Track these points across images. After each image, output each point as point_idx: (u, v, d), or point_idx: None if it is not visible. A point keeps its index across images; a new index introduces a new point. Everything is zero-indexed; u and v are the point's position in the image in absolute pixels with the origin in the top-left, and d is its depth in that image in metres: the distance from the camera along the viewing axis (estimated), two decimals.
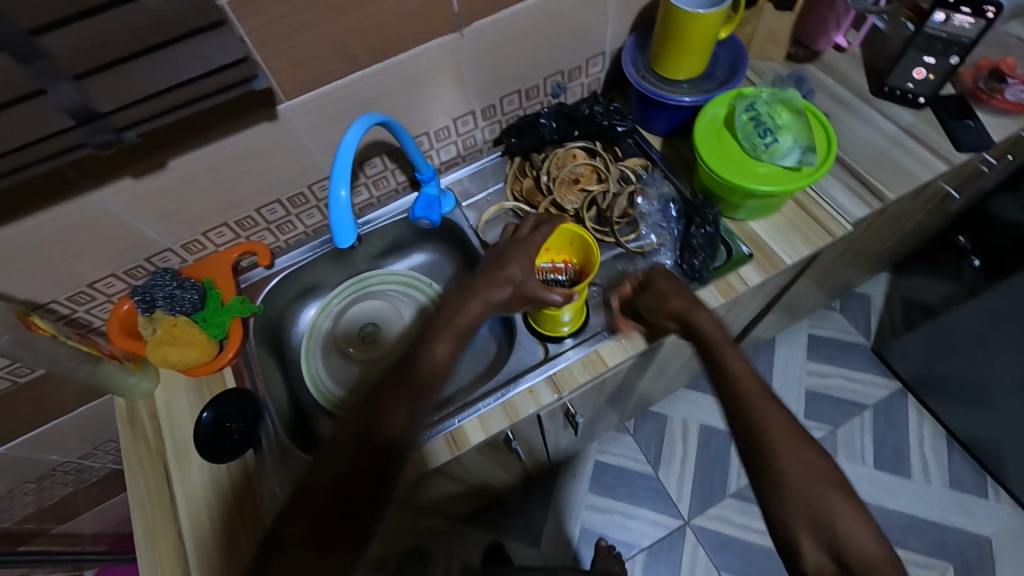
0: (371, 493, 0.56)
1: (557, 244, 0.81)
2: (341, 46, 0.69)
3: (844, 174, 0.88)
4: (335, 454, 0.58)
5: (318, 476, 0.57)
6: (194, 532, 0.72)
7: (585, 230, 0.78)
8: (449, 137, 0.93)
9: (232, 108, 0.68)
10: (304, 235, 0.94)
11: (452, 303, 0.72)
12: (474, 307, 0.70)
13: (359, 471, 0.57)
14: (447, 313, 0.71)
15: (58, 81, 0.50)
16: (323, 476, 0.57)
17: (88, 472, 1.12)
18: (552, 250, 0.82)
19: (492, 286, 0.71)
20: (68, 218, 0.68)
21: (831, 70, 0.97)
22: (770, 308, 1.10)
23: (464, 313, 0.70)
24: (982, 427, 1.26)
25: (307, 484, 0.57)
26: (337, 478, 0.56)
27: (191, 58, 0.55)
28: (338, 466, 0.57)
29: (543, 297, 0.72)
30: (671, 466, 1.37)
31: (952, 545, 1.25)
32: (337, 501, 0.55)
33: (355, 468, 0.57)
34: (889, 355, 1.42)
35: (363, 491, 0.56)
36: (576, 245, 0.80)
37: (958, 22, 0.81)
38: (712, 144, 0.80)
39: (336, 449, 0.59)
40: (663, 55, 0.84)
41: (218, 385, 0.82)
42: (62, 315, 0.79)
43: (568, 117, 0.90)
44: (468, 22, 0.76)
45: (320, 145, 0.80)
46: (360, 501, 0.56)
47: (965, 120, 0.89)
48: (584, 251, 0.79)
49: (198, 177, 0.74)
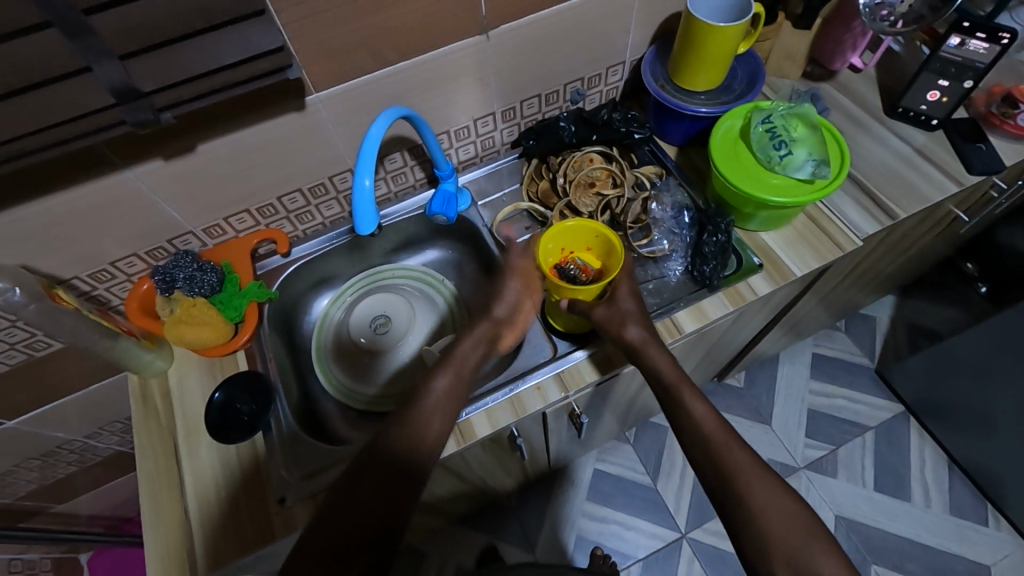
0: (395, 503, 0.60)
1: (582, 241, 0.81)
2: (371, 43, 0.71)
3: (856, 190, 0.89)
4: (363, 470, 0.61)
5: (349, 493, 0.60)
6: (203, 507, 0.73)
7: (607, 230, 0.78)
8: (469, 137, 0.95)
9: (263, 96, 0.70)
10: (321, 226, 0.96)
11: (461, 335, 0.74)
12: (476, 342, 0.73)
13: (385, 494, 0.60)
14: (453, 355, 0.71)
15: (106, 60, 0.52)
16: (350, 495, 0.59)
17: (92, 453, 1.13)
18: (593, 251, 0.82)
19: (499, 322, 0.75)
20: (97, 195, 0.70)
21: (847, 90, 0.99)
22: (775, 324, 1.11)
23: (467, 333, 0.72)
24: (984, 456, 1.26)
25: (333, 501, 0.60)
26: (364, 501, 0.59)
27: (233, 44, 0.57)
28: (367, 485, 0.60)
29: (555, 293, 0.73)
30: (670, 479, 1.37)
31: (950, 572, 1.24)
32: (371, 528, 0.58)
33: (379, 485, 0.60)
34: (894, 378, 1.42)
35: (391, 508, 0.59)
36: (598, 242, 0.80)
37: (973, 48, 0.82)
38: (727, 153, 0.82)
39: (370, 472, 0.61)
40: (681, 67, 0.86)
41: (230, 368, 0.83)
42: (83, 291, 0.81)
43: (587, 122, 0.92)
44: (494, 24, 0.78)
45: (347, 135, 0.82)
46: (384, 515, 0.59)
47: (977, 144, 0.91)
48: (613, 250, 0.77)
49: (227, 162, 0.76)
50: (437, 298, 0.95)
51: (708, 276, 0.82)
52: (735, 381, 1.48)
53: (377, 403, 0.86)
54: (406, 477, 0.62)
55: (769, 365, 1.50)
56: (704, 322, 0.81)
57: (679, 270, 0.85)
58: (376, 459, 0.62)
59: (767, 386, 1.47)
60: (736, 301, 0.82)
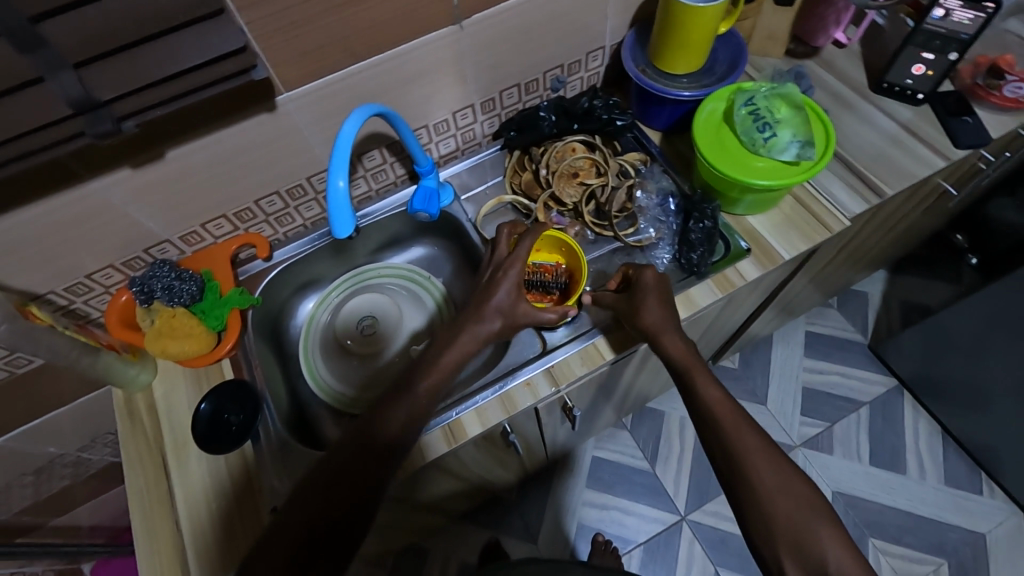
0: (365, 501, 0.58)
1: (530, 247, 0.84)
2: (340, 39, 0.69)
3: (843, 169, 0.88)
4: (307, 494, 0.59)
5: (292, 518, 0.58)
6: (194, 519, 0.72)
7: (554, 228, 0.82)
8: (449, 131, 0.93)
9: (231, 99, 0.68)
10: (303, 228, 0.95)
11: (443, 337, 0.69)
12: (462, 342, 0.68)
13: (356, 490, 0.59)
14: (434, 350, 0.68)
15: (61, 71, 0.50)
16: (297, 514, 0.58)
17: (86, 466, 1.12)
18: (545, 250, 0.85)
19: (479, 320, 0.69)
20: (67, 209, 0.68)
21: (831, 67, 0.98)
22: (767, 306, 1.11)
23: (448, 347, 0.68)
24: (978, 427, 1.27)
25: (298, 499, 0.59)
26: (337, 493, 0.58)
27: (194, 48, 0.55)
28: (310, 510, 0.58)
29: (539, 317, 0.72)
30: (668, 463, 1.37)
31: (947, 542, 1.26)
32: (324, 518, 0.57)
33: (330, 508, 0.58)
34: (886, 354, 1.42)
35: (334, 540, 0.57)
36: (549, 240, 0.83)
37: (958, 18, 0.81)
38: (711, 139, 0.80)
39: (342, 456, 0.61)
40: (662, 50, 0.84)
41: (216, 377, 0.82)
42: (60, 305, 0.80)
43: (567, 111, 0.89)
44: (468, 14, 0.76)
45: (322, 133, 0.80)
46: (325, 547, 0.57)
47: (963, 117, 0.90)
48: (577, 259, 0.82)
49: (198, 169, 0.74)
50: (425, 300, 0.93)
51: (695, 263, 0.81)
52: (730, 363, 1.48)
53: (351, 404, 0.85)
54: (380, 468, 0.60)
55: (762, 346, 1.50)
56: (693, 311, 0.80)
57: (667, 258, 0.84)
58: (324, 482, 0.59)
59: (761, 367, 1.47)
60: (724, 287, 0.81)
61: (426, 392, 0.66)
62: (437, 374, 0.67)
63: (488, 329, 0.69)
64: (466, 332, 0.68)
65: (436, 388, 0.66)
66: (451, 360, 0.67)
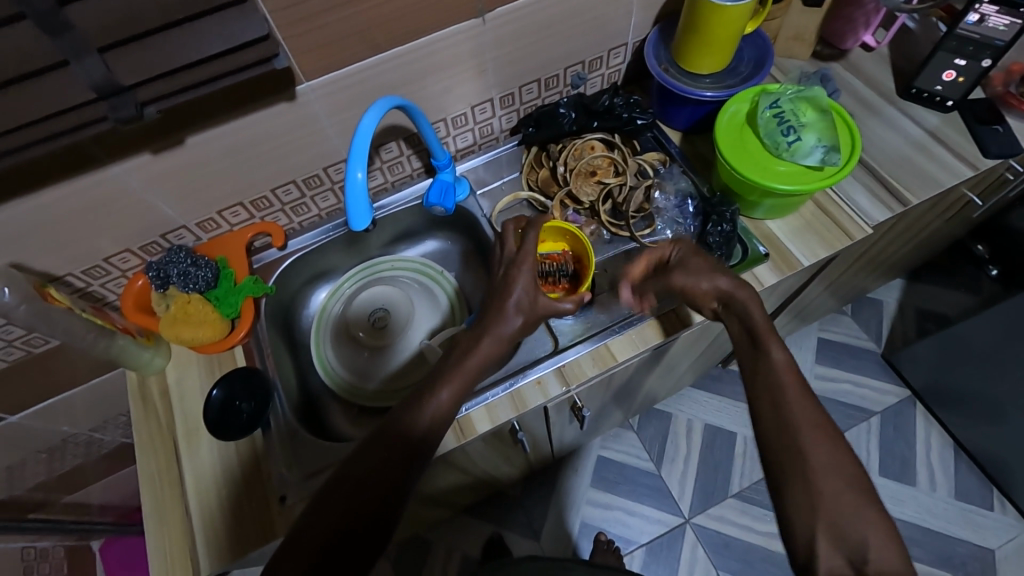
0: (381, 507, 0.56)
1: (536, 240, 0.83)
2: (361, 30, 0.68)
3: (866, 176, 0.87)
4: (332, 495, 0.56)
5: (312, 524, 0.55)
6: (204, 506, 0.73)
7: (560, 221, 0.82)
8: (467, 125, 0.92)
9: (251, 88, 0.68)
10: (318, 218, 0.95)
11: (463, 343, 0.67)
12: (485, 346, 0.66)
13: (378, 492, 0.56)
14: (454, 358, 0.66)
15: (85, 55, 0.50)
16: (319, 523, 0.55)
17: (98, 445, 1.13)
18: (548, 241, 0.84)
19: (501, 320, 0.67)
20: (87, 192, 0.68)
21: (858, 70, 0.96)
22: (781, 311, 1.09)
23: (472, 355, 0.65)
24: (993, 441, 1.24)
25: (321, 504, 0.56)
26: (355, 494, 0.56)
27: (216, 35, 0.55)
28: (335, 512, 0.55)
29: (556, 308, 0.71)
30: (673, 465, 1.37)
31: (954, 556, 1.24)
32: (351, 521, 0.55)
33: (352, 513, 0.55)
34: (900, 364, 1.40)
35: (362, 544, 0.55)
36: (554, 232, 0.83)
37: (992, 24, 0.79)
38: (732, 141, 0.79)
39: (365, 455, 0.58)
40: (685, 48, 0.82)
41: (229, 364, 0.83)
42: (77, 288, 0.80)
43: (587, 108, 0.89)
44: (491, 8, 0.75)
45: (339, 124, 0.80)
46: (352, 552, 0.54)
47: (993, 126, 0.87)
48: (583, 246, 0.81)
49: (216, 157, 0.74)
50: (435, 291, 0.93)
51: None
52: None
53: (377, 399, 0.85)
54: (401, 466, 0.58)
55: None
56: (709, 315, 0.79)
57: None
58: (348, 486, 0.57)
59: None
60: None
61: (446, 405, 0.63)
62: (457, 383, 0.64)
63: (510, 328, 0.68)
64: (486, 338, 0.66)
65: (455, 398, 0.64)
66: (470, 369, 0.65)
